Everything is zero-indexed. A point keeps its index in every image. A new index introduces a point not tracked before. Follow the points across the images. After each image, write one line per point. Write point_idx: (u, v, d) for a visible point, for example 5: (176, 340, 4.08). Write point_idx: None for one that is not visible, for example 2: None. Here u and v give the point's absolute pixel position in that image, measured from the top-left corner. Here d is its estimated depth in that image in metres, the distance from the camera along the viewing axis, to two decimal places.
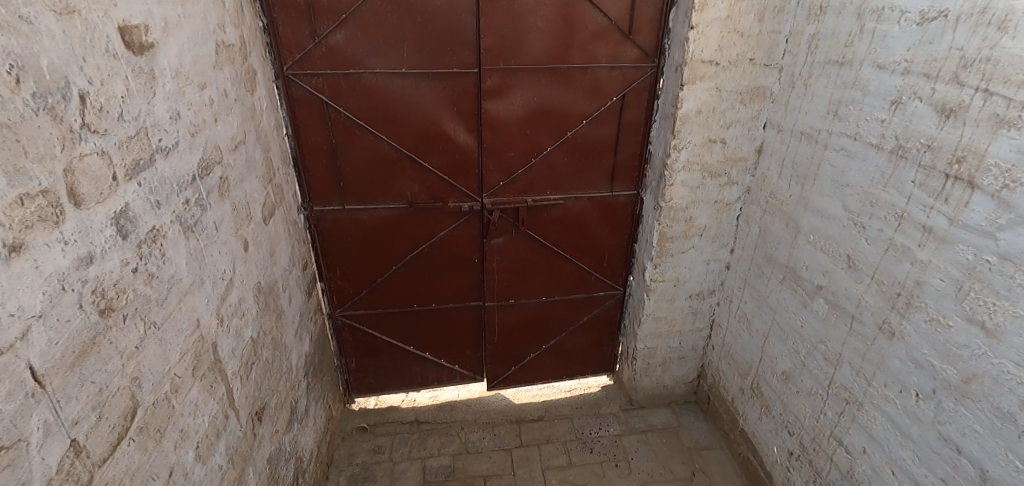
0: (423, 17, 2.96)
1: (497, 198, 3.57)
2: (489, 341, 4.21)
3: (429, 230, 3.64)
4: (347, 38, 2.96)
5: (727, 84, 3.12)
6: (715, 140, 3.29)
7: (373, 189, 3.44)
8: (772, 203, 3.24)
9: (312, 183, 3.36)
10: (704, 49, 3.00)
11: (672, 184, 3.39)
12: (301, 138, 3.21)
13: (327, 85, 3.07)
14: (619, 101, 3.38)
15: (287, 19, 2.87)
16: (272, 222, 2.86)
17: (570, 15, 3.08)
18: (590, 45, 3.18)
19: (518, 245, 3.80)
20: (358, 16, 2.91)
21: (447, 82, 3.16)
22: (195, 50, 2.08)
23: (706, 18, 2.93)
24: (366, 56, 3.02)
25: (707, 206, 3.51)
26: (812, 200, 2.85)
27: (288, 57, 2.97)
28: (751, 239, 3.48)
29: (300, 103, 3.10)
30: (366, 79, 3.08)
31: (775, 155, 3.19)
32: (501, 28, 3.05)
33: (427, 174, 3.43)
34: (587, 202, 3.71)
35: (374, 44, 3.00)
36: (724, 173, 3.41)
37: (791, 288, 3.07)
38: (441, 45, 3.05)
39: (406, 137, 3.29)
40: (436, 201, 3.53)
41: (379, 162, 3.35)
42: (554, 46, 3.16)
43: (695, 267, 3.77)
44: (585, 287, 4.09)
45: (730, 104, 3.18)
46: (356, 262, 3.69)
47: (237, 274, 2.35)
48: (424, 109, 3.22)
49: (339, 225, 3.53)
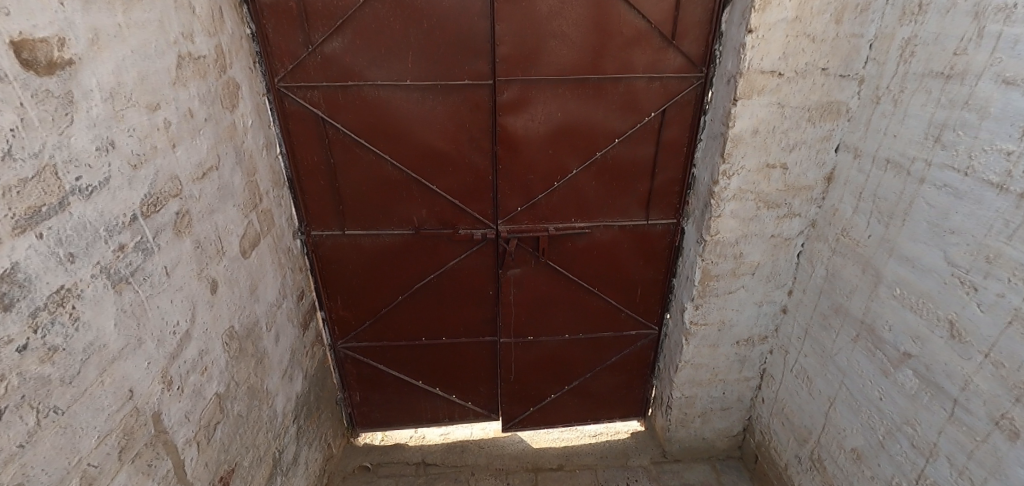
0: (429, 22, 2.57)
1: (515, 226, 3.15)
2: (505, 380, 3.79)
3: (439, 258, 3.26)
4: (345, 45, 2.60)
5: (792, 99, 2.59)
6: (774, 165, 2.75)
7: (376, 214, 3.08)
8: (844, 243, 2.68)
9: (310, 206, 3.04)
10: (766, 57, 2.48)
11: (720, 215, 2.88)
12: (296, 158, 2.88)
13: (323, 99, 2.73)
14: (659, 118, 2.89)
15: (277, 25, 2.54)
16: (256, 253, 2.54)
17: (602, 18, 2.62)
18: (625, 52, 2.71)
19: (538, 277, 3.37)
20: (356, 21, 2.55)
21: (458, 95, 2.76)
22: (146, 64, 1.76)
23: (770, 20, 2.40)
24: (366, 66, 2.65)
25: (761, 240, 2.98)
26: (900, 245, 2.31)
27: (279, 68, 2.64)
28: (815, 282, 2.92)
29: (294, 119, 2.77)
30: (366, 92, 2.72)
31: (850, 184, 2.64)
32: (520, 33, 2.63)
33: (436, 198, 3.05)
34: (618, 231, 3.23)
35: (375, 53, 2.63)
36: (784, 203, 2.86)
37: (868, 349, 2.51)
38: (450, 53, 2.65)
39: (412, 157, 2.91)
40: (445, 227, 3.15)
41: (382, 184, 2.99)
42: (583, 54, 2.70)
43: (745, 310, 3.23)
44: (614, 325, 3.61)
45: (795, 123, 2.64)
46: (359, 291, 3.35)
47: (201, 322, 2.03)
48: (432, 125, 2.83)
49: (340, 252, 3.20)
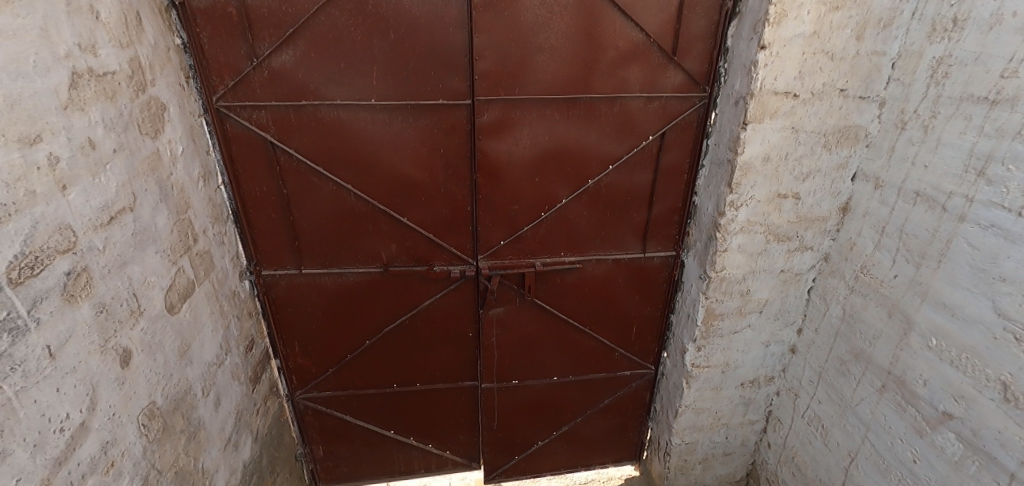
0: (396, 34, 2.22)
1: (497, 261, 2.80)
2: (487, 428, 3.41)
3: (411, 298, 2.87)
4: (296, 58, 2.22)
5: (807, 123, 2.31)
6: (785, 194, 2.47)
7: (339, 251, 2.68)
8: (863, 281, 2.42)
9: (260, 242, 2.62)
10: (780, 76, 2.19)
11: (726, 249, 2.58)
12: (242, 188, 2.47)
13: (271, 121, 2.33)
14: (657, 142, 2.59)
15: (213, 35, 2.15)
16: (189, 305, 2.12)
17: (594, 31, 2.31)
18: (620, 68, 2.40)
19: (524, 317, 3.02)
20: (309, 31, 2.17)
21: (430, 116, 2.40)
22: (19, 85, 1.35)
23: (785, 35, 2.12)
24: (323, 83, 2.27)
25: (770, 276, 2.70)
26: (935, 289, 2.06)
27: (218, 85, 2.24)
28: (829, 322, 2.66)
29: (237, 143, 2.36)
30: (323, 113, 2.33)
31: (870, 217, 2.38)
32: (501, 46, 2.29)
33: (407, 232, 2.67)
34: (611, 265, 2.91)
35: (332, 67, 2.25)
36: (795, 236, 2.59)
37: (897, 404, 2.24)
38: (421, 68, 2.30)
39: (380, 186, 2.53)
40: (419, 264, 2.77)
41: (345, 216, 2.59)
42: (572, 71, 2.38)
43: (750, 350, 2.94)
44: (607, 366, 3.28)
45: (809, 150, 2.37)
46: (321, 336, 2.93)
47: (105, 407, 1.61)
48: (401, 150, 2.46)
49: (296, 293, 2.78)
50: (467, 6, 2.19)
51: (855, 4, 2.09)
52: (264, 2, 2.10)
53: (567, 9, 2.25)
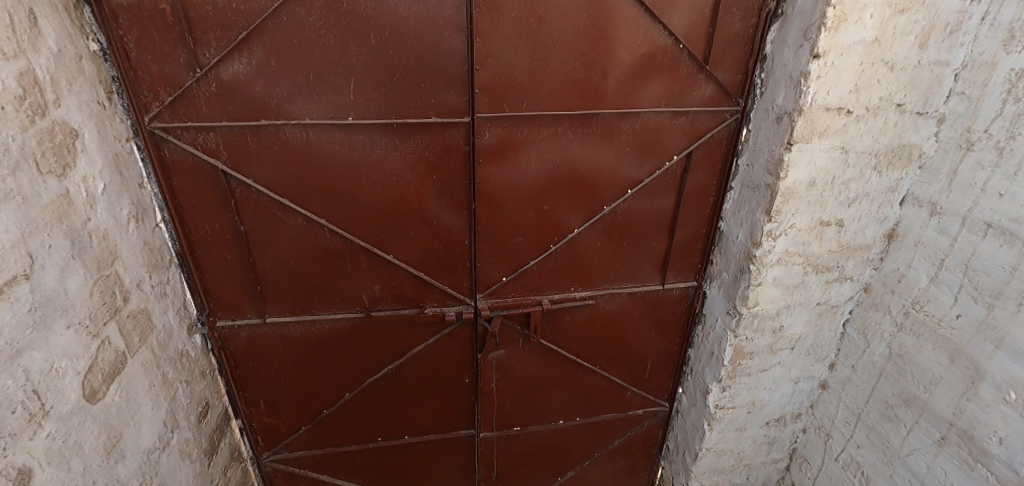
0: (379, 38, 1.81)
1: (498, 300, 2.42)
2: (484, 479, 3.02)
3: (398, 345, 2.46)
4: (252, 68, 1.77)
5: (858, 143, 2.01)
6: (828, 222, 2.18)
7: (311, 295, 2.25)
8: (914, 319, 2.14)
9: (213, 289, 2.16)
10: (833, 90, 1.88)
11: (760, 283, 2.27)
12: (188, 227, 2.00)
13: (223, 145, 1.87)
14: (681, 163, 2.27)
15: (142, 40, 1.68)
16: (120, 384, 1.66)
17: (615, 35, 1.95)
18: (644, 79, 2.05)
19: (528, 359, 2.65)
20: (268, 34, 1.73)
21: (421, 137, 1.99)
22: None
23: (843, 42, 1.81)
24: (288, 98, 1.84)
25: (805, 310, 2.41)
26: (1014, 336, 1.80)
27: (151, 102, 1.77)
28: (869, 359, 2.38)
29: (179, 173, 1.90)
30: (288, 135, 1.90)
31: (923, 246, 2.10)
32: (507, 53, 1.90)
33: (393, 271, 2.26)
34: (626, 299, 2.58)
35: (299, 79, 1.82)
36: (835, 266, 2.30)
37: (962, 460, 2.00)
38: (409, 80, 1.89)
39: (359, 220, 2.11)
40: (407, 306, 2.36)
41: (317, 256, 2.16)
42: (589, 83, 2.02)
43: (779, 388, 2.66)
44: (618, 406, 2.94)
45: (858, 172, 2.07)
46: (290, 392, 2.49)
47: None
48: (386, 178, 2.05)
49: (260, 345, 2.33)
50: (467, 4, 1.79)
51: (922, 6, 1.80)
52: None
53: (585, 9, 1.88)
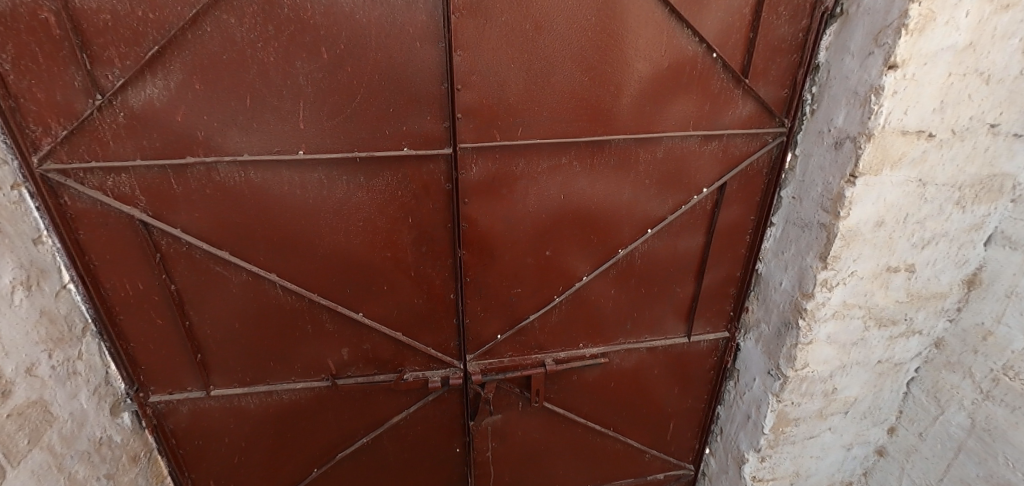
0: (333, 52, 1.42)
1: (492, 361, 2.02)
2: None
3: (373, 414, 2.05)
4: (170, 92, 1.39)
5: (939, 173, 1.60)
6: (896, 267, 1.76)
7: (264, 362, 1.85)
8: (1007, 388, 1.72)
9: (142, 359, 1.76)
10: (912, 109, 1.48)
11: (811, 341, 1.86)
12: (104, 288, 1.61)
13: (139, 190, 1.48)
14: (712, 196, 1.86)
15: (21, 59, 1.29)
16: None
17: (631, 42, 1.55)
18: (668, 97, 1.65)
19: (529, 423, 2.24)
20: (188, 49, 1.35)
21: (392, 173, 1.60)
22: None
23: (927, 48, 1.41)
24: (219, 129, 1.45)
25: (863, 370, 1.99)
26: None
27: (41, 137, 1.38)
28: (943, 429, 1.96)
29: (86, 224, 1.51)
30: (221, 175, 1.50)
31: (1018, 298, 1.68)
32: (496, 68, 1.51)
33: (364, 331, 1.86)
34: (645, 353, 2.17)
35: (232, 105, 1.43)
36: (902, 319, 1.89)
37: None
38: (373, 104, 1.50)
39: (319, 274, 1.72)
40: (382, 371, 1.96)
41: (270, 317, 1.76)
42: (600, 103, 1.62)
43: (828, 456, 2.23)
44: (635, 471, 2.52)
45: (937, 209, 1.66)
46: (245, 472, 2.07)
47: None
48: (350, 223, 1.65)
49: (205, 420, 1.92)
50: (444, 8, 1.40)
51: None
52: (105, 4, 1.27)
53: (594, 11, 1.49)
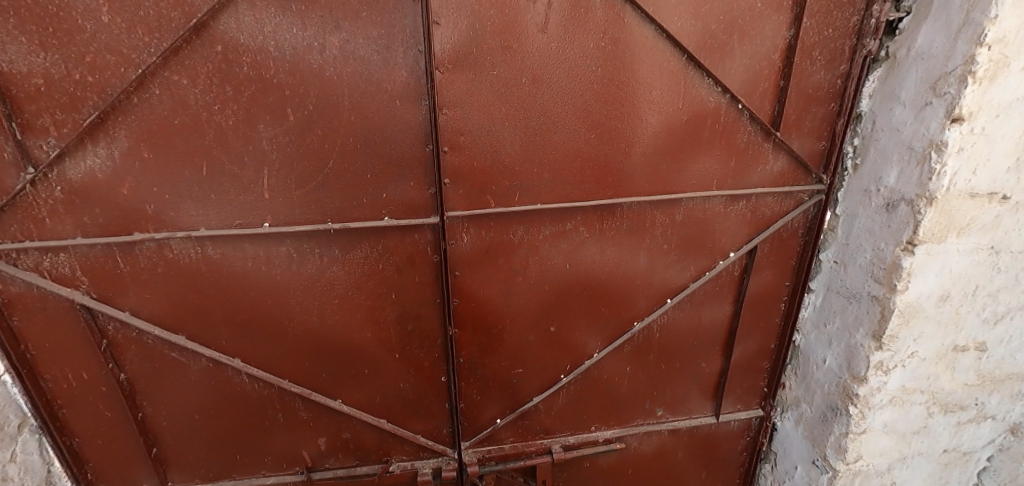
0: (300, 113, 1.24)
1: (490, 449, 1.76)
2: None
3: None
4: (114, 162, 1.21)
5: (1016, 239, 1.35)
6: (965, 346, 1.49)
7: (229, 456, 1.62)
8: None
9: (89, 456, 1.54)
10: (982, 167, 1.26)
11: (864, 431, 1.58)
12: (44, 378, 1.41)
13: (81, 270, 1.30)
14: (740, 261, 1.63)
15: None
16: None
17: (643, 95, 1.36)
18: (687, 154, 1.44)
19: None
20: (134, 114, 1.18)
21: (371, 245, 1.40)
22: None
23: (1000, 99, 1.20)
24: (172, 201, 1.27)
25: (926, 462, 1.69)
26: None
27: None
28: None
29: (22, 309, 1.32)
30: (174, 252, 1.31)
31: None
32: (489, 127, 1.31)
33: (343, 419, 1.63)
34: (666, 435, 1.89)
35: (186, 175, 1.25)
36: (972, 404, 1.60)
37: None
38: (348, 169, 1.31)
39: (290, 357, 1.50)
40: (365, 462, 1.71)
41: (234, 406, 1.54)
42: (609, 162, 1.41)
43: None
44: None
45: (1013, 279, 1.40)
46: None
47: None
48: (324, 300, 1.45)
49: None
50: (427, 62, 1.22)
51: None
52: (37, 66, 1.11)
53: (601, 62, 1.30)
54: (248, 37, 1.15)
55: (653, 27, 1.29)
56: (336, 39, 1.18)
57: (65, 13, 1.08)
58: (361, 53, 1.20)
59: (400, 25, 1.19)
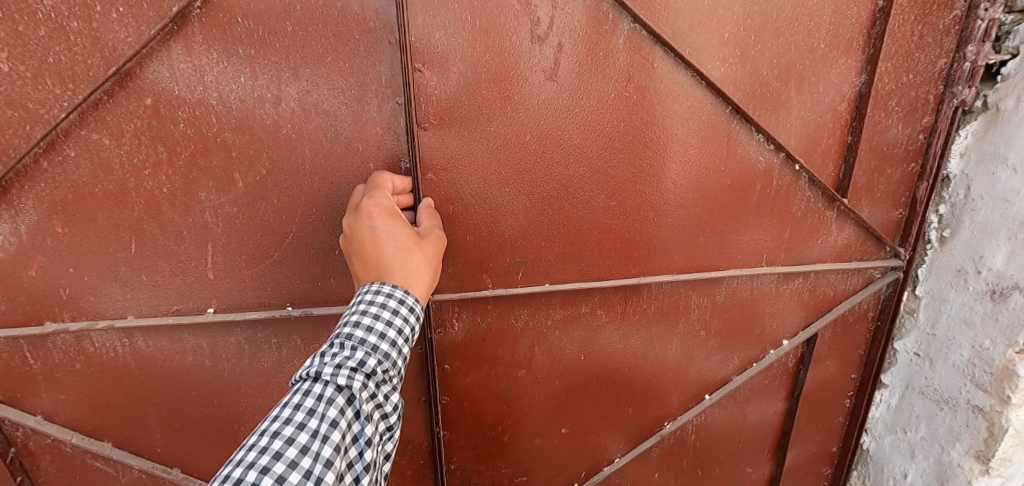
0: (251, 179, 1.01)
1: None
2: None
3: None
4: (20, 239, 0.96)
5: None
6: None
7: None
8: None
9: None
10: None
11: None
12: None
13: None
14: (796, 350, 1.34)
15: None
16: None
17: (674, 153, 1.10)
18: (731, 224, 1.17)
19: None
20: (44, 181, 0.94)
21: None
22: None
23: None
24: (92, 284, 1.02)
25: None
26: None
27: None
28: None
29: None
30: (95, 345, 1.07)
31: None
32: (485, 193, 1.06)
33: None
34: None
35: (110, 252, 1.01)
36: None
37: None
38: (310, 245, 1.07)
39: None
40: None
41: None
42: (634, 235, 1.15)
43: None
44: None
45: None
46: None
47: None
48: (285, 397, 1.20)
49: None
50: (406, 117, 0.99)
51: None
52: None
53: (623, 115, 1.05)
54: (184, 88, 0.93)
55: (690, 73, 1.04)
56: (293, 90, 0.96)
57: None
58: (326, 106, 0.98)
59: (373, 73, 0.97)
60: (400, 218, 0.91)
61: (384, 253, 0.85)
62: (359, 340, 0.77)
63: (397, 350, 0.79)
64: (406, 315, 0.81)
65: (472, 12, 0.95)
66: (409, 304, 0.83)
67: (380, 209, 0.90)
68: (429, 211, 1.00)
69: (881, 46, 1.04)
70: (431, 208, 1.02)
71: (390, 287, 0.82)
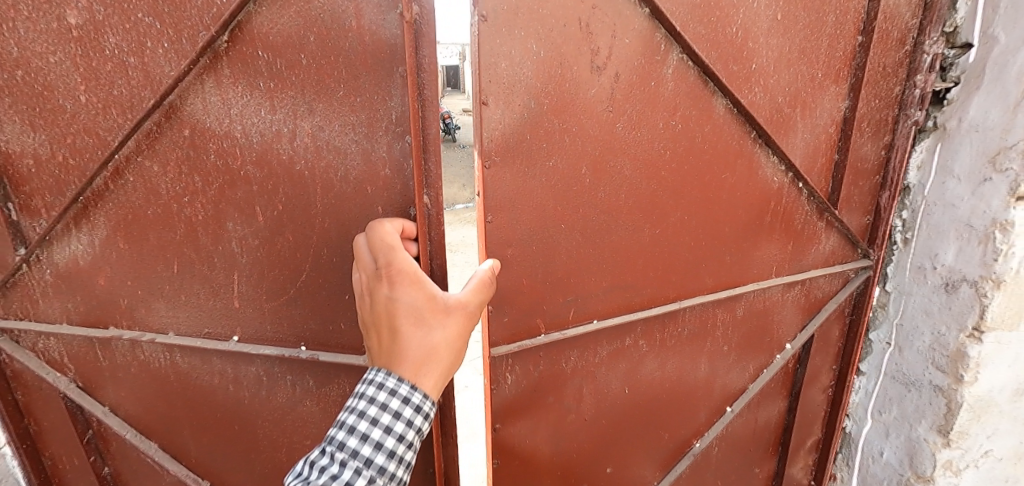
0: (270, 213, 1.09)
1: None
2: None
3: None
4: (94, 249, 1.09)
5: None
6: None
7: None
8: None
9: None
10: None
11: None
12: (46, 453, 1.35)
13: (68, 358, 1.20)
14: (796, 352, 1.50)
15: None
16: None
17: (710, 177, 1.22)
18: (752, 241, 1.32)
19: None
20: (110, 201, 1.05)
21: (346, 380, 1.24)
22: None
23: None
24: (144, 298, 1.15)
25: None
26: None
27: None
28: None
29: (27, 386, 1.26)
30: (147, 354, 1.20)
31: None
32: (545, 235, 1.13)
33: None
34: None
35: (158, 269, 1.12)
36: None
37: None
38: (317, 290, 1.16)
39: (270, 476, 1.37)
40: None
41: None
42: (677, 260, 1.27)
43: None
44: None
45: None
46: None
47: None
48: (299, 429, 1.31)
49: None
50: (417, 152, 1.05)
51: None
52: (26, 146, 1.00)
53: (669, 144, 1.16)
54: (214, 121, 1.02)
55: (727, 100, 1.16)
56: (307, 126, 1.03)
57: (45, 92, 0.97)
58: (337, 144, 1.05)
59: (384, 109, 1.02)
60: (426, 286, 0.84)
61: (402, 334, 0.80)
62: (353, 449, 0.78)
63: (392, 460, 0.79)
64: (410, 417, 0.79)
65: (537, 43, 0.99)
66: (415, 402, 0.80)
67: (403, 276, 0.84)
68: (484, 285, 0.92)
69: (861, 76, 1.23)
70: (489, 281, 0.93)
71: (395, 380, 0.80)
